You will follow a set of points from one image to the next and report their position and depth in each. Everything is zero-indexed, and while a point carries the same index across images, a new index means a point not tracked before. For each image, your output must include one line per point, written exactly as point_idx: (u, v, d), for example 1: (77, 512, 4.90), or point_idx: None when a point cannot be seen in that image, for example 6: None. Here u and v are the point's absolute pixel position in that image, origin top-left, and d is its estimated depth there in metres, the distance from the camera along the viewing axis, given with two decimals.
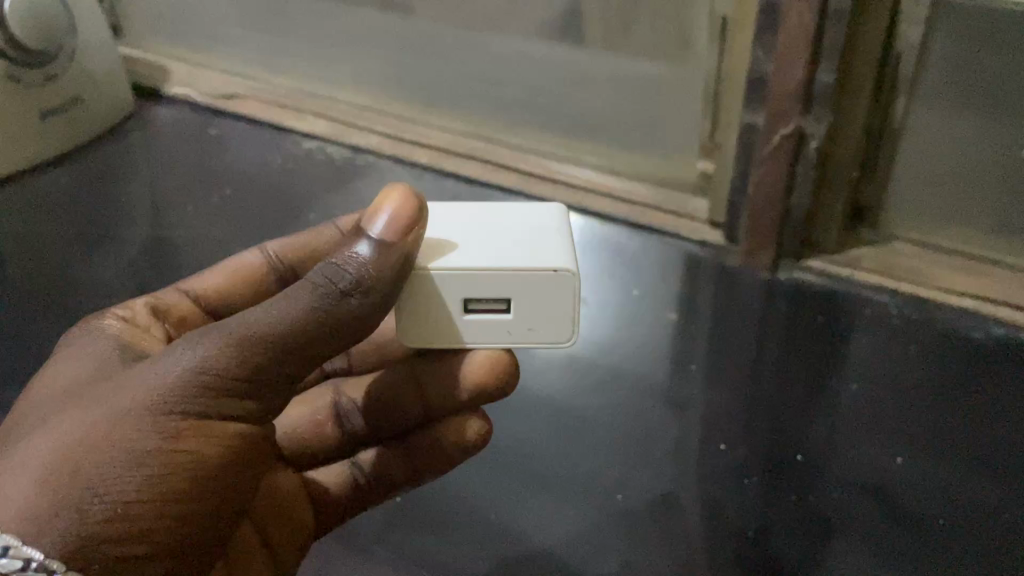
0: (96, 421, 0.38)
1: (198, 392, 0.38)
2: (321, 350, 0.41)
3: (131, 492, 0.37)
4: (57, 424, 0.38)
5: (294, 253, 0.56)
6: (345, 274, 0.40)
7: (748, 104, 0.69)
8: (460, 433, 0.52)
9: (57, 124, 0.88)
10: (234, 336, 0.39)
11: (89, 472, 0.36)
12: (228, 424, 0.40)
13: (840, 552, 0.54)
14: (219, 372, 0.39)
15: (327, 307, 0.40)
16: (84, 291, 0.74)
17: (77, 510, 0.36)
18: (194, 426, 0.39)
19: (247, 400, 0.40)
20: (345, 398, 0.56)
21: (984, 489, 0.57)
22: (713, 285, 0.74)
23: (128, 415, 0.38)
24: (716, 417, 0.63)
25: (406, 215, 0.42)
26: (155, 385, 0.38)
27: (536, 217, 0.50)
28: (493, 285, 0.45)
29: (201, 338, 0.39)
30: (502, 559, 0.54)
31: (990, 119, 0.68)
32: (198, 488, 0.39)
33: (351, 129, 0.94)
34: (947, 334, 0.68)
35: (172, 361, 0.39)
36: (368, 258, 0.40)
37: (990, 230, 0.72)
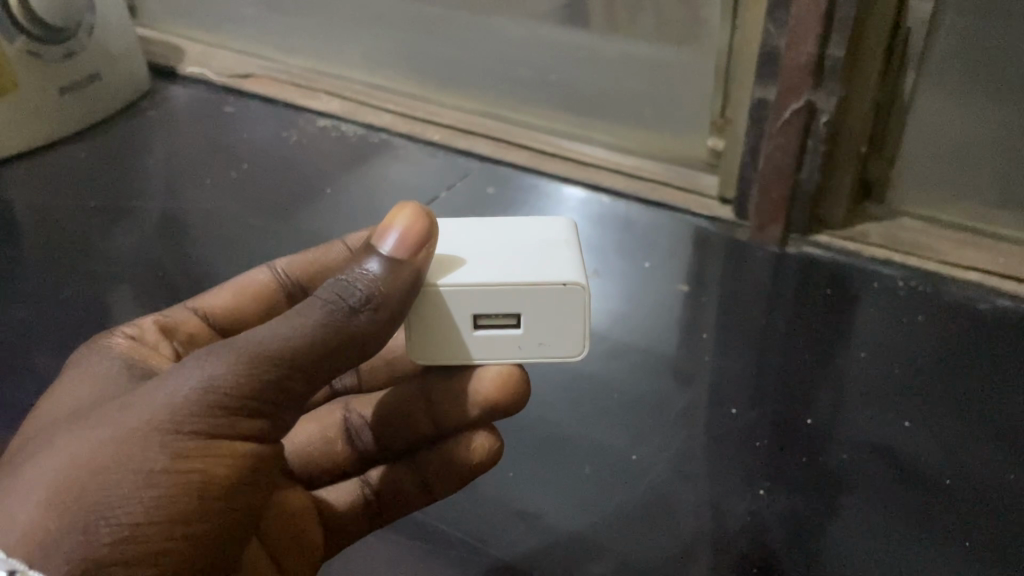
0: (97, 440, 0.32)
1: (208, 410, 0.33)
2: (335, 366, 0.35)
3: (139, 515, 0.31)
4: (54, 446, 0.32)
5: (303, 270, 0.49)
6: (354, 290, 0.35)
7: (759, 78, 0.63)
8: (470, 453, 0.44)
9: (76, 100, 0.85)
10: (246, 354, 0.34)
11: (94, 493, 0.31)
12: (240, 443, 0.34)
13: (850, 512, 0.49)
14: (229, 391, 0.33)
15: (337, 324, 0.35)
16: (99, 261, 0.71)
17: (81, 537, 0.30)
18: (204, 446, 0.33)
19: (260, 419, 0.35)
20: (356, 416, 0.49)
21: (998, 465, 0.51)
22: (723, 261, 0.67)
23: (133, 432, 0.32)
24: (725, 386, 0.57)
25: (416, 233, 0.37)
26: (162, 402, 0.33)
27: (547, 231, 0.44)
28: (502, 300, 0.39)
29: (208, 356, 0.34)
30: (520, 519, 0.50)
31: (1002, 92, 0.61)
32: (209, 514, 0.33)
33: (363, 108, 0.89)
34: (968, 309, 0.62)
35: (178, 378, 0.33)
36: (378, 275, 0.36)
37: (992, 203, 0.66)
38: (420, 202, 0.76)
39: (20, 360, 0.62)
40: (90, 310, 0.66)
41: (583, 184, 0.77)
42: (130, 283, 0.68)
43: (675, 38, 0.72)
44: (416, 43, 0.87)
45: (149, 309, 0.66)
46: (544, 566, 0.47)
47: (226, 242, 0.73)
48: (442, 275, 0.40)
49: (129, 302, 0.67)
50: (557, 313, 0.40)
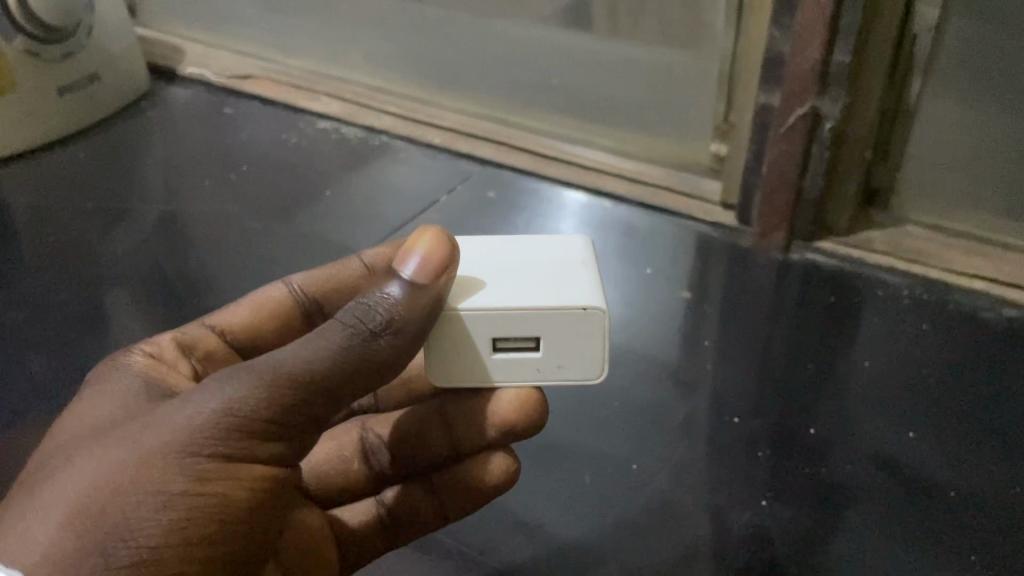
0: (116, 461, 0.31)
1: (229, 432, 0.32)
2: (358, 388, 0.35)
3: (157, 537, 0.30)
4: (74, 464, 0.32)
5: (319, 288, 0.48)
6: (375, 314, 0.35)
7: (764, 83, 0.62)
8: (488, 473, 0.44)
9: (75, 100, 0.85)
10: (265, 376, 0.33)
11: (112, 516, 0.30)
12: (261, 464, 0.33)
13: (853, 524, 0.48)
14: (249, 414, 0.32)
15: (357, 348, 0.34)
16: (96, 264, 0.71)
17: (99, 559, 0.30)
18: (223, 469, 0.32)
19: (281, 442, 0.34)
20: (372, 435, 0.49)
21: (1005, 477, 0.50)
22: (725, 268, 0.67)
23: (153, 454, 0.31)
24: (727, 394, 0.56)
25: (439, 255, 0.36)
26: (181, 424, 0.32)
27: (560, 249, 0.44)
28: (522, 323, 0.39)
29: (228, 377, 0.33)
30: (522, 526, 0.49)
31: (1012, 100, 0.60)
32: (227, 536, 0.33)
33: (364, 110, 0.89)
34: (973, 318, 0.61)
35: (200, 400, 0.33)
36: (399, 298, 0.35)
37: (998, 212, 0.65)
38: (420, 206, 0.76)
39: (15, 363, 0.62)
40: (86, 313, 0.66)
41: (585, 188, 0.76)
42: (127, 289, 0.68)
43: (679, 42, 0.71)
44: (417, 45, 0.86)
45: (146, 313, 0.65)
46: None
47: (225, 245, 0.72)
48: (462, 297, 0.39)
49: (126, 305, 0.66)
50: (577, 335, 0.39)
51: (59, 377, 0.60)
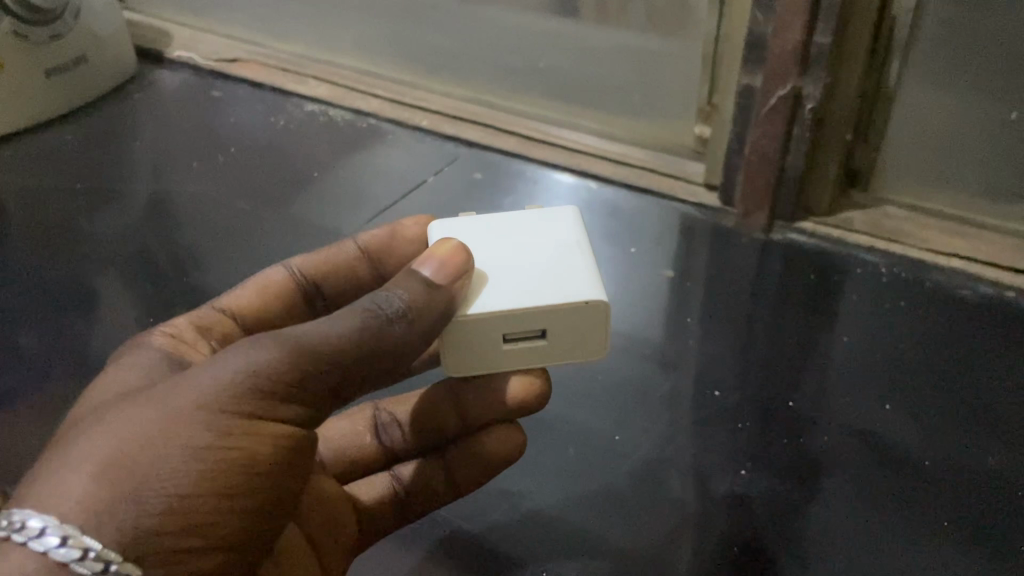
0: (145, 416, 0.31)
1: (253, 392, 0.33)
2: (373, 373, 0.36)
3: (185, 485, 0.31)
4: (101, 421, 0.32)
5: (319, 270, 0.48)
6: (393, 301, 0.36)
7: (746, 65, 0.63)
8: (504, 446, 0.46)
9: (63, 82, 0.85)
10: (286, 344, 0.34)
11: (144, 465, 0.30)
12: (281, 426, 0.34)
13: (831, 491, 0.49)
14: (272, 377, 0.33)
15: (374, 329, 0.35)
16: (86, 244, 0.71)
17: (133, 503, 0.30)
18: (249, 427, 0.32)
19: (300, 408, 0.34)
20: (384, 412, 0.50)
21: (980, 447, 0.51)
22: (709, 246, 0.68)
23: (180, 410, 0.32)
24: (709, 368, 0.58)
25: (454, 263, 0.38)
26: (207, 385, 0.32)
27: (550, 230, 0.45)
28: (531, 318, 0.39)
29: (251, 345, 0.34)
30: (507, 492, 0.50)
31: (989, 81, 0.61)
32: (252, 491, 0.33)
33: (351, 93, 0.90)
34: (950, 296, 0.62)
35: (224, 362, 0.33)
36: (415, 291, 0.37)
37: (976, 193, 0.66)
38: (408, 186, 0.77)
39: (5, 341, 0.62)
40: (76, 292, 0.66)
41: (571, 170, 0.77)
42: (118, 269, 0.68)
43: (664, 28, 0.72)
44: (405, 29, 0.87)
45: (137, 293, 0.66)
46: (529, 545, 0.47)
47: (213, 226, 0.73)
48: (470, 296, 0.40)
49: (116, 285, 0.67)
50: (582, 325, 0.40)
51: (51, 356, 0.61)
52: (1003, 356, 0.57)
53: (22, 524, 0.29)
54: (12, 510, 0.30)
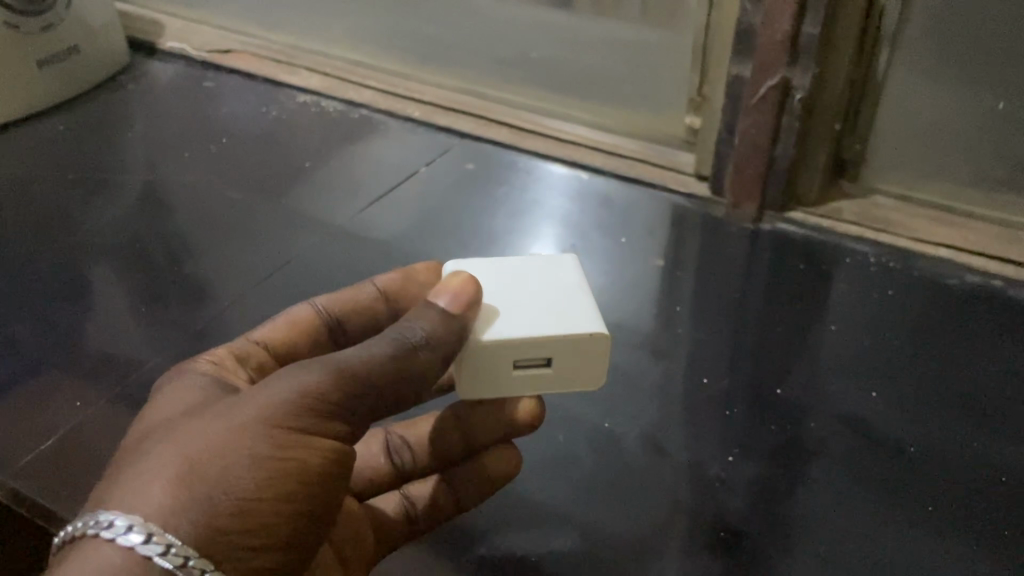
0: (213, 430, 0.33)
1: (309, 408, 0.34)
2: (406, 394, 0.37)
3: (251, 491, 0.32)
4: (173, 433, 0.34)
5: (344, 308, 0.47)
6: (416, 330, 0.37)
7: (736, 55, 0.64)
8: (502, 464, 0.47)
9: (55, 73, 0.85)
10: (335, 366, 0.35)
11: (214, 471, 0.32)
12: (332, 441, 0.35)
13: (819, 477, 0.50)
14: (324, 395, 0.35)
15: (403, 356, 0.36)
16: (80, 234, 0.71)
17: (204, 506, 0.31)
18: (305, 440, 0.34)
19: (347, 425, 0.36)
20: (396, 434, 0.49)
21: (967, 434, 0.52)
22: (699, 236, 0.68)
23: (244, 425, 0.33)
24: (699, 356, 0.58)
25: (467, 295, 0.39)
26: (268, 401, 0.34)
27: (551, 264, 0.45)
28: (537, 350, 0.40)
29: (305, 366, 0.35)
30: None
31: (978, 70, 0.62)
32: (309, 499, 0.34)
33: (343, 84, 0.90)
34: (938, 285, 0.63)
35: (282, 382, 0.35)
36: (434, 322, 0.38)
37: (965, 183, 0.67)
38: (400, 177, 0.77)
39: None
40: (69, 282, 0.66)
41: (563, 161, 0.77)
42: (111, 260, 0.68)
43: (655, 18, 0.72)
44: (397, 20, 0.87)
45: (131, 283, 0.66)
46: (518, 531, 0.48)
47: (206, 216, 0.73)
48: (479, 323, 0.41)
49: (110, 275, 0.67)
50: (584, 355, 0.41)
51: (43, 345, 0.61)
52: (990, 343, 0.58)
53: (110, 522, 0.30)
54: (98, 511, 0.31)
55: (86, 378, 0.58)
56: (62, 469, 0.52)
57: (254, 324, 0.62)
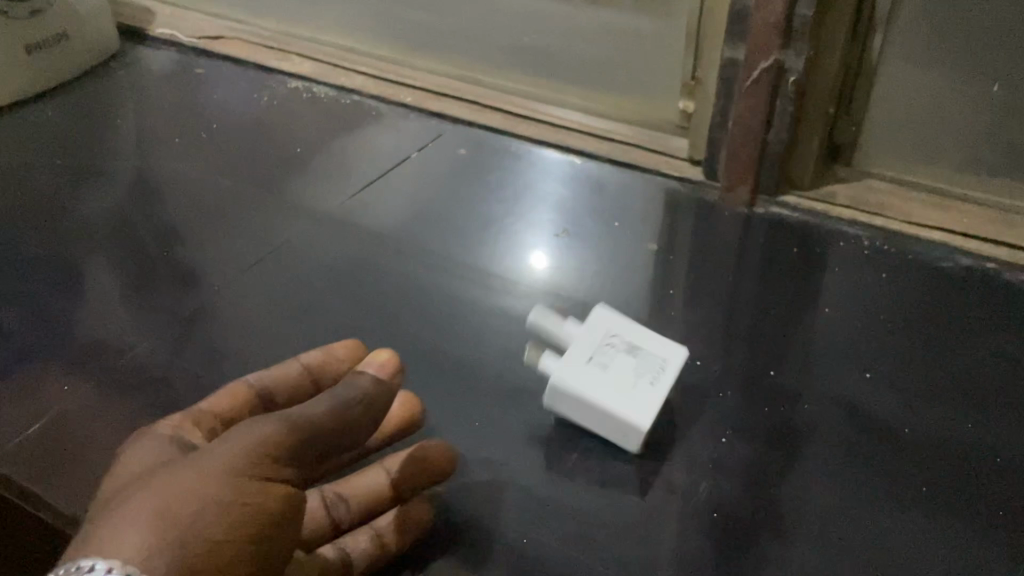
0: (179, 480, 0.35)
1: (265, 457, 0.36)
2: (344, 445, 0.40)
3: (219, 534, 0.34)
4: (141, 486, 0.35)
5: (281, 379, 0.46)
6: (351, 391, 0.40)
7: (729, 38, 0.63)
8: (418, 512, 0.46)
9: (44, 60, 0.85)
10: (285, 419, 0.38)
11: (184, 518, 0.34)
12: (287, 487, 0.37)
13: (812, 459, 0.50)
14: (278, 444, 0.37)
15: (340, 413, 0.39)
16: (69, 221, 0.71)
17: (178, 549, 0.33)
18: (262, 485, 0.36)
19: (299, 471, 0.38)
20: (332, 489, 0.45)
21: (960, 415, 0.52)
22: (692, 221, 0.68)
23: (210, 473, 0.35)
24: (693, 339, 0.58)
25: (388, 362, 0.44)
26: (228, 452, 0.36)
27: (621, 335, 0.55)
28: (650, 400, 0.49)
29: (255, 424, 0.37)
30: (490, 460, 0.50)
31: (973, 53, 0.62)
32: (272, 540, 0.36)
33: (335, 69, 0.89)
34: (931, 268, 0.62)
35: (239, 435, 0.37)
36: (368, 384, 0.41)
37: (959, 167, 0.66)
38: (392, 162, 0.77)
39: None
40: (58, 269, 0.66)
41: (555, 146, 0.77)
42: (101, 246, 0.68)
43: None
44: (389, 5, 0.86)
45: (121, 270, 0.66)
46: (511, 512, 0.48)
47: (196, 203, 0.73)
48: (621, 411, 0.49)
49: (99, 262, 0.66)
50: None
51: (32, 331, 0.60)
52: (983, 325, 0.57)
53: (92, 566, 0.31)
54: (80, 559, 0.32)
55: (75, 363, 0.58)
56: (53, 453, 0.51)
57: (245, 309, 0.62)
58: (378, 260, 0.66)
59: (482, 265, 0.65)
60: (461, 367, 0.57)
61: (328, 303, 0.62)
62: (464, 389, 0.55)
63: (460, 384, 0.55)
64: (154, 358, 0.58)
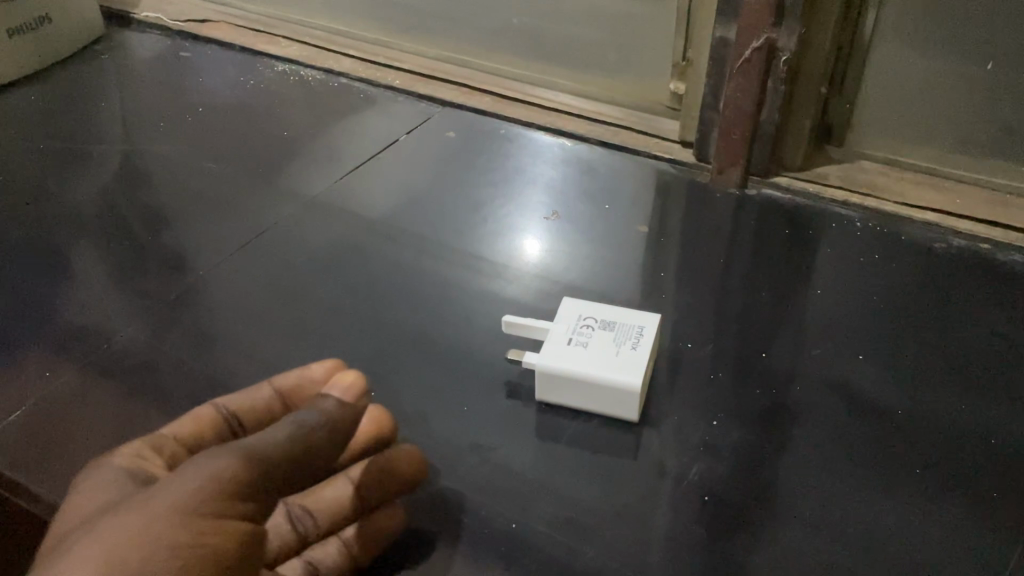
0: (130, 524, 0.32)
1: (222, 494, 0.34)
2: (307, 472, 0.38)
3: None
4: (91, 530, 0.33)
5: (249, 410, 0.44)
6: (313, 414, 0.39)
7: (720, 17, 0.63)
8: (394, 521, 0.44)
9: (26, 42, 0.84)
10: (242, 450, 0.36)
11: (133, 564, 0.31)
12: (245, 522, 0.35)
13: (804, 442, 0.49)
14: (235, 478, 0.34)
15: (302, 438, 0.38)
16: (54, 206, 0.70)
17: None
18: (217, 524, 0.33)
19: (256, 505, 0.35)
20: (297, 503, 0.43)
21: (953, 396, 0.51)
22: (684, 203, 0.68)
23: (162, 515, 0.33)
24: (685, 321, 0.57)
25: (354, 385, 0.43)
26: (180, 489, 0.34)
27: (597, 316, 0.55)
28: (635, 358, 0.49)
29: (210, 457, 0.35)
30: (479, 445, 0.50)
31: (965, 31, 0.61)
32: None
33: (324, 53, 0.89)
34: (925, 249, 0.62)
35: (193, 469, 0.34)
36: (332, 409, 0.39)
37: (952, 146, 0.66)
38: (380, 146, 0.76)
39: None
40: (42, 255, 0.65)
41: (546, 129, 0.76)
42: (86, 233, 0.67)
43: None
44: None
45: (107, 256, 0.65)
46: (501, 497, 0.47)
47: (182, 188, 0.72)
48: (611, 373, 0.49)
49: (85, 249, 0.65)
50: None
51: (16, 318, 0.59)
52: (976, 305, 0.57)
53: None
54: None
55: (59, 351, 0.57)
56: (38, 441, 0.51)
57: (232, 294, 0.61)
58: (367, 245, 0.65)
59: (472, 249, 0.64)
60: (451, 350, 0.56)
61: (317, 288, 0.61)
62: (453, 373, 0.54)
63: (450, 368, 0.55)
64: (140, 343, 0.57)
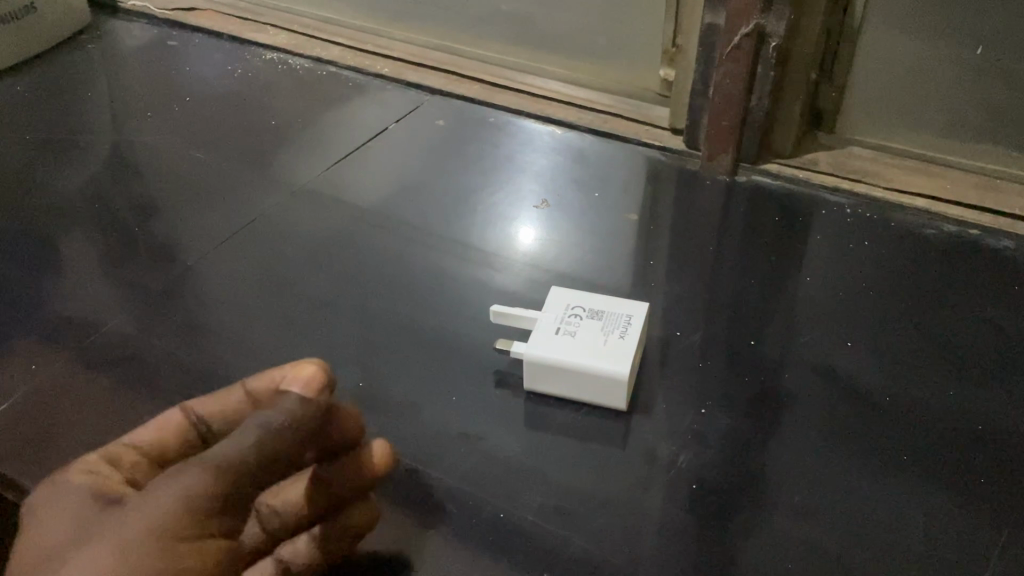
0: (108, 551, 0.34)
1: (195, 511, 0.35)
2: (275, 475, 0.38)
3: None
4: (72, 560, 0.35)
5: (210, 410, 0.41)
6: (273, 420, 0.37)
7: (708, 3, 0.62)
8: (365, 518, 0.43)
9: (12, 32, 0.83)
10: (208, 463, 0.36)
11: None
12: (218, 533, 0.36)
13: (794, 429, 0.49)
14: (206, 496, 0.36)
15: (266, 444, 0.37)
16: (42, 198, 0.69)
17: None
18: (193, 544, 0.35)
19: (229, 515, 0.37)
20: (266, 502, 0.40)
21: (942, 383, 0.51)
22: (675, 190, 0.67)
23: (140, 538, 0.34)
24: (675, 308, 0.57)
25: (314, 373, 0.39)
26: (155, 509, 0.35)
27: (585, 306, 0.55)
28: (623, 349, 0.49)
29: (179, 471, 0.36)
30: (469, 434, 0.50)
31: (953, 17, 0.61)
32: None
33: (312, 41, 0.89)
34: (914, 235, 0.62)
35: (165, 484, 0.36)
36: (292, 410, 0.38)
37: (942, 132, 0.66)
38: (369, 134, 0.75)
39: None
40: (31, 247, 0.64)
41: (535, 116, 0.76)
42: (75, 224, 0.66)
43: None
44: None
45: (96, 247, 0.64)
46: (489, 487, 0.47)
47: (171, 178, 0.71)
48: (600, 366, 0.49)
49: (74, 240, 0.65)
50: None
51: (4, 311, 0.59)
52: (966, 291, 0.57)
53: None
54: None
55: (48, 344, 0.56)
56: (23, 433, 0.50)
57: (221, 284, 0.61)
58: (356, 234, 0.65)
59: (460, 238, 0.64)
60: (439, 339, 0.56)
61: (305, 276, 0.61)
62: (443, 363, 0.54)
63: (440, 357, 0.55)
64: (127, 334, 0.57)
